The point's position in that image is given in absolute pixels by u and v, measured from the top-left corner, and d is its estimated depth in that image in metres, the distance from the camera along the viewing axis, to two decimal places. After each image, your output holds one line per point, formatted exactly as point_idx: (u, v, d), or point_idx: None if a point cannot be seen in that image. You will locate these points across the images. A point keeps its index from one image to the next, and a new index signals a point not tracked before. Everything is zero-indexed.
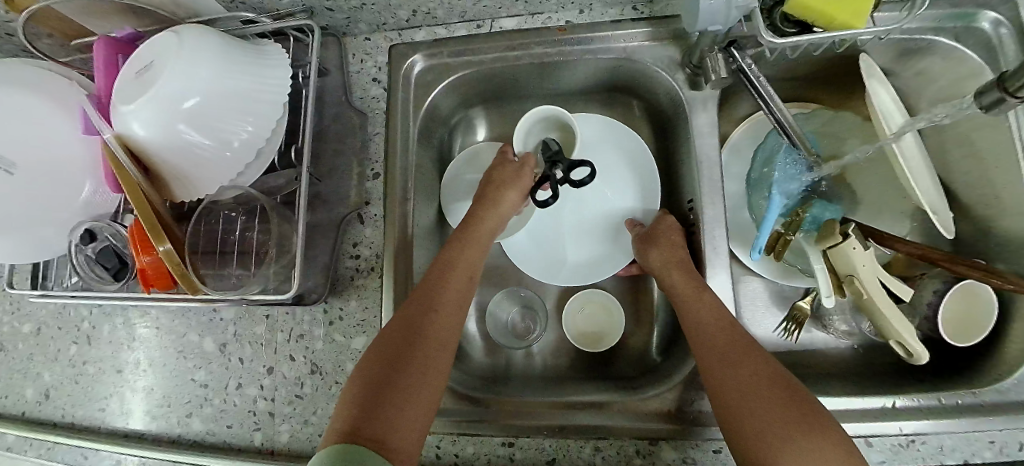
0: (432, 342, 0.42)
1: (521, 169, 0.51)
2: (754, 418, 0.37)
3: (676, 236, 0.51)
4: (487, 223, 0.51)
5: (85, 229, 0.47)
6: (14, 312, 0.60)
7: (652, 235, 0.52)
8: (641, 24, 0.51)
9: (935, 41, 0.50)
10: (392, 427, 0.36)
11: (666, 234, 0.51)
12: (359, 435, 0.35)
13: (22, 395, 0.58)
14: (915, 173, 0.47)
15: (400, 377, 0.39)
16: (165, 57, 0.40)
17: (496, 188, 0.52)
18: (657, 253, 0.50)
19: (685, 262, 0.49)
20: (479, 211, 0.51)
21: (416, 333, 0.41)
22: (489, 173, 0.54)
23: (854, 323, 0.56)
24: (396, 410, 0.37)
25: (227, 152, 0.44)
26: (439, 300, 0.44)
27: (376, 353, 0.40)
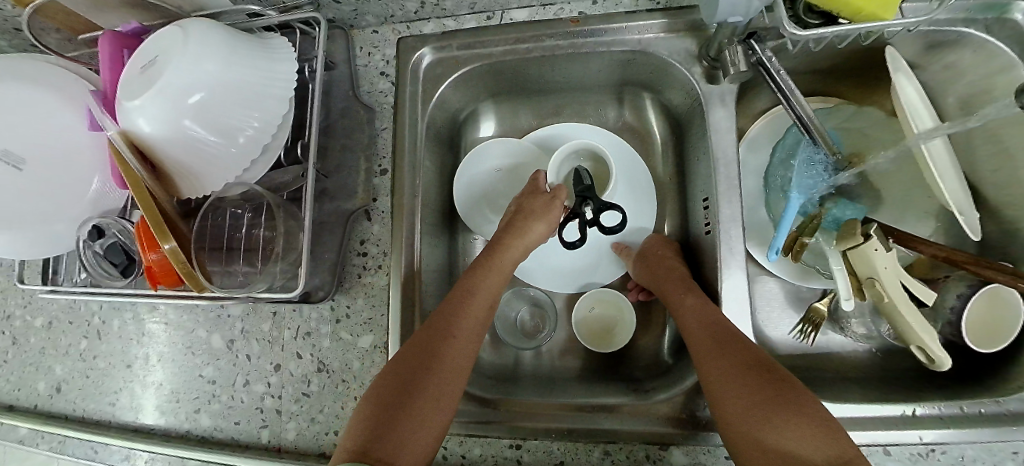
0: (447, 366, 0.41)
1: (552, 202, 0.51)
2: (750, 428, 0.36)
3: (664, 251, 0.52)
4: (511, 252, 0.50)
5: (93, 225, 0.47)
6: (26, 305, 0.60)
7: (644, 254, 0.54)
8: (657, 16, 0.49)
9: (965, 34, 0.48)
10: (402, 446, 0.36)
11: (654, 253, 0.53)
12: (369, 456, 0.35)
13: (35, 388, 0.59)
14: (942, 172, 0.46)
15: (410, 396, 0.39)
16: (169, 51, 0.39)
17: (524, 218, 0.51)
18: (651, 273, 0.52)
19: (683, 275, 0.49)
20: (504, 239, 0.50)
21: (430, 356, 0.41)
22: (519, 201, 0.53)
23: (872, 326, 0.52)
24: (405, 429, 0.37)
25: (233, 148, 0.43)
26: (457, 322, 0.44)
27: (390, 374, 0.40)
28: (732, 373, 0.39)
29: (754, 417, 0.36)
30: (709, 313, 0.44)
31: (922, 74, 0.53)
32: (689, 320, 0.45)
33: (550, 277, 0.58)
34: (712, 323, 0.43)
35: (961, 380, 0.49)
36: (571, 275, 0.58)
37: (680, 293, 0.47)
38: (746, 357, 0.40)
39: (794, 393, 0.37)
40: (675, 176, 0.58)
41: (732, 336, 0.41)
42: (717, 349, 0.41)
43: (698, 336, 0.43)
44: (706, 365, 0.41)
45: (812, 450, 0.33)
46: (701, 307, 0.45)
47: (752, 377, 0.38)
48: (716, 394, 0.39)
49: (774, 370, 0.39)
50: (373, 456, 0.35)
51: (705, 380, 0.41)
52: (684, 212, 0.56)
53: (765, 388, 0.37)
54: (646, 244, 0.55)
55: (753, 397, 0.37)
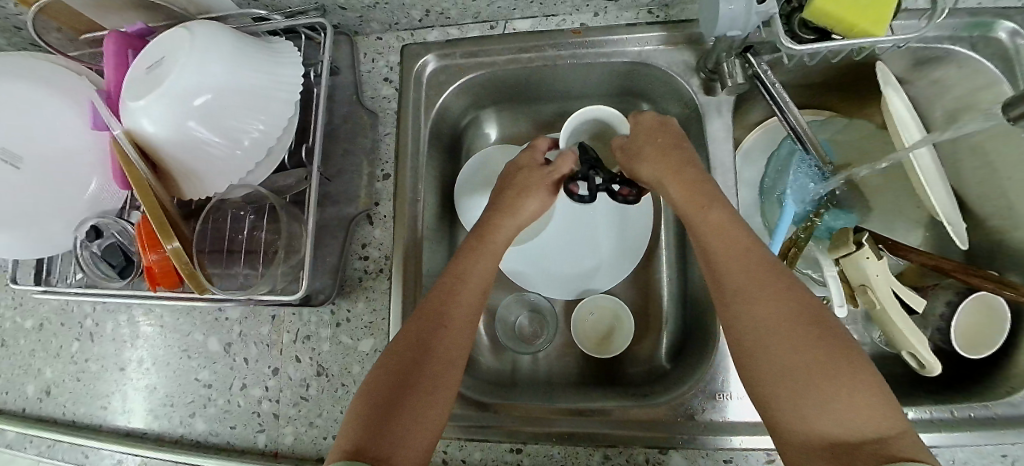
0: (440, 361, 0.41)
1: (550, 174, 0.49)
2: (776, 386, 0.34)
3: (664, 138, 0.47)
4: (497, 244, 0.48)
5: (91, 225, 0.47)
6: (17, 307, 0.59)
7: (637, 138, 0.47)
8: (656, 28, 0.50)
9: (951, 51, 0.50)
10: (399, 441, 0.36)
11: (653, 142, 0.47)
12: (364, 454, 0.34)
13: (24, 391, 0.57)
14: (931, 182, 0.48)
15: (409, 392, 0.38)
16: (177, 52, 0.40)
17: (517, 194, 0.50)
18: (654, 165, 0.45)
19: (696, 178, 0.43)
20: (496, 218, 0.49)
21: (425, 352, 0.40)
22: (513, 174, 0.52)
23: (862, 333, 0.56)
24: (403, 422, 0.37)
25: (237, 150, 0.43)
26: (450, 312, 0.43)
27: (383, 372, 0.39)
28: (771, 324, 0.35)
29: (784, 372, 0.33)
30: (742, 245, 0.39)
31: (910, 89, 0.55)
32: (715, 251, 0.39)
33: (550, 283, 0.59)
34: (749, 261, 0.38)
35: (951, 386, 0.50)
36: (571, 281, 0.59)
37: (699, 208, 0.42)
38: (788, 304, 0.35)
39: (845, 358, 0.33)
40: None
41: (774, 280, 0.37)
42: (755, 292, 0.36)
43: (730, 273, 0.38)
44: (739, 307, 0.37)
45: (845, 411, 0.31)
46: (727, 229, 0.40)
47: (798, 331, 0.34)
48: (748, 343, 0.36)
49: (800, 310, 0.35)
50: (368, 455, 0.34)
51: (734, 324, 0.37)
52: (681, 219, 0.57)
53: (815, 345, 0.33)
54: (635, 123, 0.49)
55: (799, 355, 0.33)
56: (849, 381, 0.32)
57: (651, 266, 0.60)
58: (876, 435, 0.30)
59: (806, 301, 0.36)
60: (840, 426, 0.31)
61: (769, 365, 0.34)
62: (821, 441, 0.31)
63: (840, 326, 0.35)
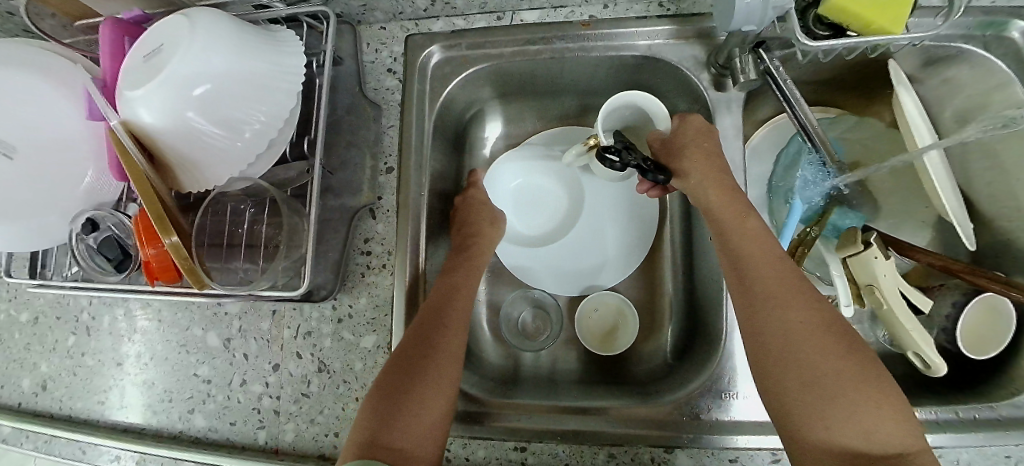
0: (449, 362, 0.42)
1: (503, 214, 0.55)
2: (801, 391, 0.36)
3: (707, 143, 0.47)
4: (477, 263, 0.51)
5: (87, 218, 0.46)
6: (11, 299, 0.58)
7: (680, 138, 0.48)
8: (666, 22, 0.49)
9: (965, 50, 0.49)
10: (411, 431, 0.38)
11: (696, 143, 0.47)
12: (379, 445, 0.37)
13: (20, 385, 0.57)
14: (942, 184, 0.47)
15: (415, 388, 0.39)
16: (175, 41, 0.38)
17: (489, 223, 0.53)
18: (695, 172, 0.46)
19: (731, 189, 0.45)
20: (477, 244, 0.52)
21: (433, 352, 0.41)
22: (475, 203, 0.54)
23: (868, 332, 0.55)
24: (410, 415, 0.38)
25: (239, 143, 0.42)
26: (455, 317, 0.45)
27: (393, 375, 0.40)
28: (803, 333, 0.37)
29: (813, 378, 0.35)
30: (775, 256, 0.41)
31: (920, 87, 0.55)
32: (750, 260, 0.41)
33: (555, 279, 0.58)
34: (782, 272, 0.40)
35: (955, 386, 0.50)
36: (575, 278, 0.58)
37: (736, 217, 0.44)
38: (818, 317, 0.38)
39: (868, 371, 0.35)
40: None
41: (806, 293, 0.39)
42: (790, 302, 0.38)
43: (764, 280, 0.40)
44: (772, 314, 0.39)
45: (866, 419, 0.33)
46: (760, 241, 0.42)
47: (829, 344, 0.36)
48: (776, 349, 0.37)
49: (830, 322, 0.38)
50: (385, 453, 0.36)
51: (766, 330, 0.38)
52: (687, 217, 0.57)
53: (845, 358, 0.36)
54: (680, 122, 0.49)
55: (830, 366, 0.35)
56: (874, 396, 0.34)
57: (657, 263, 0.59)
58: (894, 448, 0.33)
59: (833, 316, 0.38)
60: (859, 433, 0.33)
61: (796, 373, 0.36)
62: (840, 449, 0.33)
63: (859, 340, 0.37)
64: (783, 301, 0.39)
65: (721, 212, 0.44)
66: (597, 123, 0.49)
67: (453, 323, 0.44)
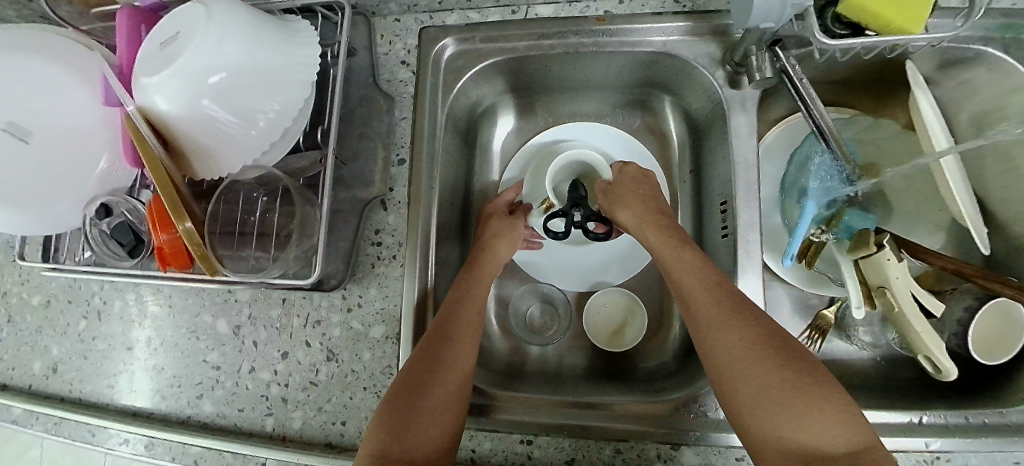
0: (450, 369, 0.42)
1: (514, 223, 0.54)
2: (752, 405, 0.36)
3: (644, 189, 0.51)
4: (489, 267, 0.51)
5: (102, 203, 0.46)
6: (24, 283, 0.59)
7: (620, 187, 0.52)
8: (681, 18, 0.49)
9: (982, 52, 0.49)
10: (417, 441, 0.38)
11: (632, 191, 0.51)
12: (389, 458, 0.36)
13: (30, 368, 0.57)
14: (959, 185, 0.47)
15: (421, 397, 0.40)
16: (192, 28, 0.39)
17: (489, 237, 0.53)
18: (635, 214, 0.49)
19: (667, 225, 0.48)
20: (479, 255, 0.52)
21: (435, 359, 0.42)
22: (489, 215, 0.55)
23: (878, 334, 0.55)
24: (420, 426, 0.38)
25: (253, 131, 0.43)
26: (456, 323, 0.44)
27: (403, 382, 0.41)
28: (744, 349, 0.38)
29: (759, 391, 0.36)
30: (712, 279, 0.42)
31: (937, 90, 0.55)
32: (688, 284, 0.43)
33: (563, 275, 0.59)
34: (719, 293, 0.41)
35: (963, 391, 0.50)
36: (585, 273, 0.59)
37: (671, 251, 0.45)
38: (758, 330, 0.38)
39: (811, 377, 0.36)
40: (692, 178, 0.58)
41: (745, 309, 0.40)
42: (730, 322, 0.39)
43: (701, 302, 0.41)
44: (713, 336, 0.39)
45: (814, 425, 0.34)
46: (696, 263, 0.43)
47: (771, 356, 0.37)
48: (723, 369, 0.38)
49: (769, 335, 0.38)
50: (393, 457, 0.37)
51: (711, 351, 0.39)
52: (699, 215, 0.57)
53: (785, 367, 0.36)
54: (621, 174, 0.54)
55: (773, 377, 0.36)
56: (821, 400, 0.34)
57: None
58: (847, 448, 0.33)
59: (773, 328, 0.39)
60: (809, 440, 0.33)
61: (744, 387, 0.37)
62: (796, 454, 0.34)
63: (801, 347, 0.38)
64: (721, 320, 0.39)
65: (659, 247, 0.46)
66: (545, 187, 0.53)
67: (457, 332, 0.44)
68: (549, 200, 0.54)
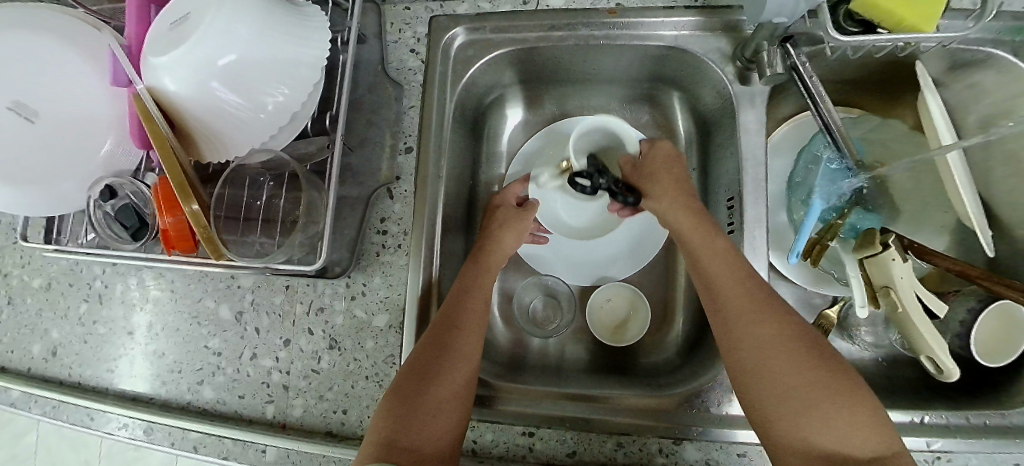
0: (457, 357, 0.42)
1: (524, 212, 0.54)
2: (776, 402, 0.37)
3: (677, 171, 0.51)
4: (494, 258, 0.51)
5: (106, 184, 0.47)
6: (25, 265, 0.59)
7: (651, 165, 0.51)
8: (693, 13, 0.49)
9: (994, 55, 0.49)
10: (425, 432, 0.38)
11: (666, 173, 0.50)
12: (396, 447, 0.36)
13: (29, 351, 0.57)
14: (966, 186, 0.47)
15: (429, 386, 0.40)
16: (203, 8, 0.38)
17: (498, 227, 0.53)
18: (665, 194, 0.49)
19: (698, 211, 0.47)
20: (486, 244, 0.51)
21: (444, 347, 0.42)
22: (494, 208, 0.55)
23: (881, 334, 0.55)
24: (427, 417, 0.38)
25: (261, 115, 0.42)
26: (463, 312, 0.45)
27: (410, 370, 0.41)
28: (772, 346, 0.38)
29: (785, 390, 0.36)
30: (744, 274, 0.42)
31: (945, 91, 0.55)
32: (720, 279, 0.43)
33: (567, 269, 0.58)
34: (751, 289, 0.41)
35: (965, 392, 0.50)
36: (590, 267, 0.59)
37: (703, 239, 0.45)
38: (788, 329, 0.39)
39: (839, 379, 0.36)
40: (698, 175, 0.58)
41: (775, 307, 0.40)
42: (761, 319, 0.40)
43: (733, 298, 0.42)
44: (742, 332, 0.40)
45: (839, 427, 0.34)
46: (730, 258, 0.43)
47: (800, 356, 0.38)
48: (750, 363, 0.39)
49: (800, 335, 0.39)
50: (400, 444, 0.37)
51: (738, 346, 0.40)
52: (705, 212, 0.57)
53: (813, 367, 0.37)
54: (649, 150, 0.52)
55: (801, 376, 0.36)
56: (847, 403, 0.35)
57: (671, 257, 0.59)
58: (873, 454, 0.33)
59: (802, 328, 0.40)
60: (832, 440, 0.34)
61: (770, 384, 0.37)
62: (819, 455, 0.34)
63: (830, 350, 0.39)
64: (751, 316, 0.40)
65: (689, 233, 0.46)
66: (571, 148, 0.51)
67: (464, 321, 0.44)
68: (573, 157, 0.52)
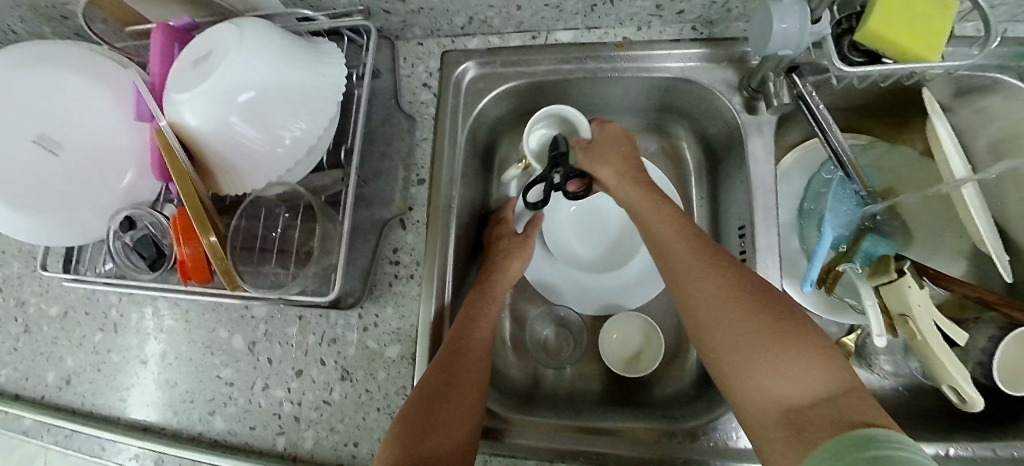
0: (463, 383, 0.42)
1: (525, 240, 0.55)
2: (730, 353, 0.37)
3: (625, 150, 0.51)
4: (501, 285, 0.51)
5: (125, 215, 0.48)
6: (43, 294, 0.60)
7: (598, 142, 0.52)
8: (698, 45, 0.50)
9: (999, 80, 0.50)
10: (444, 433, 0.38)
11: (615, 149, 0.51)
12: None
13: (44, 379, 0.57)
14: (982, 214, 0.47)
15: (437, 415, 0.39)
16: (225, 47, 0.40)
17: (504, 257, 0.53)
18: (615, 172, 0.49)
19: (646, 183, 0.49)
20: (491, 276, 0.52)
21: (450, 374, 0.42)
22: (494, 240, 0.55)
23: (900, 362, 0.55)
24: (433, 440, 0.37)
25: (278, 149, 0.43)
26: (469, 340, 0.45)
27: (417, 400, 0.40)
28: (721, 300, 0.39)
29: (735, 339, 0.37)
30: (690, 234, 0.43)
31: (953, 117, 0.55)
32: (669, 242, 0.44)
33: (578, 298, 0.58)
34: (697, 248, 0.42)
35: (990, 423, 0.49)
36: (601, 296, 0.58)
37: (655, 210, 0.46)
38: (736, 281, 0.39)
39: (787, 323, 0.36)
40: (708, 201, 0.58)
41: (722, 262, 0.41)
42: (707, 274, 0.40)
43: (681, 257, 0.42)
44: (691, 289, 0.40)
45: (790, 370, 0.34)
46: (677, 222, 0.44)
47: (747, 305, 0.37)
48: (704, 323, 0.39)
49: (747, 286, 0.39)
50: None
51: (690, 303, 0.40)
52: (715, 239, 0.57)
53: (760, 315, 0.37)
54: (599, 133, 0.52)
55: (747, 325, 0.36)
56: (801, 349, 0.34)
57: None
58: (825, 392, 0.32)
59: (751, 279, 0.40)
60: (783, 383, 0.34)
61: (725, 341, 0.37)
62: (776, 405, 0.34)
63: (780, 297, 0.38)
64: (697, 272, 0.41)
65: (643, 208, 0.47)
66: (526, 154, 0.52)
67: (471, 349, 0.44)
68: (529, 161, 0.52)
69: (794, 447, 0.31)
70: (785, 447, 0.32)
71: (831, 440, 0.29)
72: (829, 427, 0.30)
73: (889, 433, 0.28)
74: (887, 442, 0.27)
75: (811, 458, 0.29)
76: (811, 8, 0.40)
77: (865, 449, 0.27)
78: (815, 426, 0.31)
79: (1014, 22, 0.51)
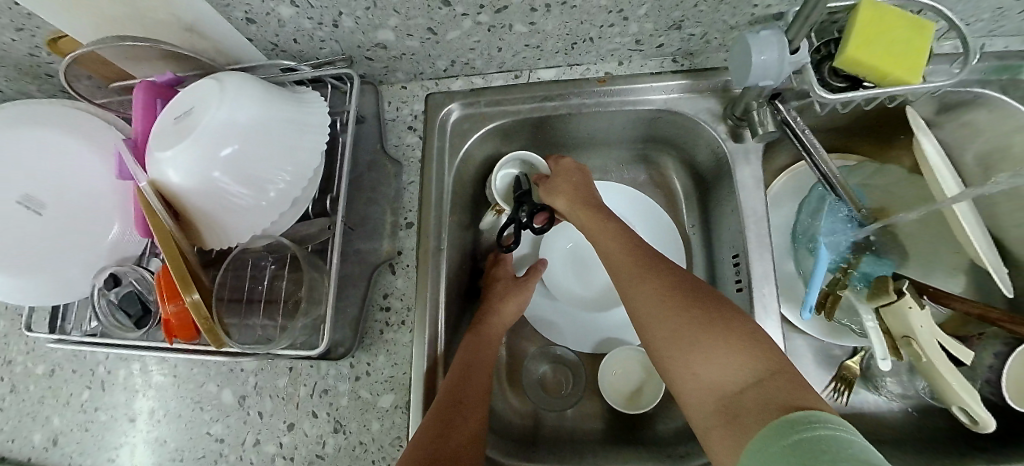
0: (468, 408, 0.42)
1: (524, 281, 0.55)
2: (667, 348, 0.38)
3: (580, 180, 0.52)
4: (495, 331, 0.51)
5: (109, 273, 0.47)
6: (29, 352, 0.58)
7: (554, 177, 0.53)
8: (679, 77, 0.50)
9: (981, 95, 0.49)
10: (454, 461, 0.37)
11: (567, 177, 0.52)
12: None
13: (30, 440, 0.56)
14: (974, 231, 0.46)
15: (447, 444, 0.38)
16: (207, 102, 0.39)
17: (500, 300, 0.53)
18: (569, 200, 0.51)
19: (593, 199, 0.51)
20: (484, 316, 0.51)
21: (458, 401, 0.42)
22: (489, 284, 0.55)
23: (908, 384, 0.53)
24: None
25: (263, 202, 0.43)
26: (474, 367, 0.45)
27: (427, 435, 0.39)
28: (658, 298, 0.40)
29: (671, 333, 0.37)
30: (630, 242, 0.45)
31: (939, 131, 0.55)
32: (612, 251, 0.46)
33: (575, 332, 0.57)
34: (635, 254, 0.44)
35: (1004, 444, 0.48)
36: (597, 330, 0.57)
37: (597, 225, 0.48)
38: (671, 281, 0.41)
39: (719, 315, 0.37)
40: (700, 228, 0.58)
41: (659, 265, 0.43)
42: (644, 276, 0.42)
43: (622, 263, 0.44)
44: (631, 292, 0.42)
45: (722, 359, 0.35)
46: (618, 233, 0.47)
47: (681, 302, 0.39)
48: (644, 323, 0.40)
49: (681, 285, 0.40)
50: None
51: (631, 306, 0.42)
52: (710, 266, 0.56)
53: (693, 309, 0.38)
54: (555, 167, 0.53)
55: (681, 319, 0.38)
56: (733, 339, 0.35)
57: None
58: (755, 377, 0.33)
59: (686, 278, 0.41)
60: (714, 371, 0.34)
61: (662, 339, 0.38)
62: (715, 396, 0.34)
63: (713, 293, 0.40)
64: (635, 275, 0.42)
65: (589, 225, 0.49)
66: (496, 198, 0.54)
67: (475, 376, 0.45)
68: (500, 204, 0.54)
69: (732, 436, 0.31)
70: (724, 435, 0.32)
71: (764, 425, 0.29)
72: (761, 413, 0.31)
73: (815, 412, 0.28)
74: (812, 423, 0.27)
75: (748, 444, 0.29)
76: (789, 37, 0.38)
77: (792, 434, 0.27)
78: (749, 412, 0.31)
79: (991, 37, 0.52)
